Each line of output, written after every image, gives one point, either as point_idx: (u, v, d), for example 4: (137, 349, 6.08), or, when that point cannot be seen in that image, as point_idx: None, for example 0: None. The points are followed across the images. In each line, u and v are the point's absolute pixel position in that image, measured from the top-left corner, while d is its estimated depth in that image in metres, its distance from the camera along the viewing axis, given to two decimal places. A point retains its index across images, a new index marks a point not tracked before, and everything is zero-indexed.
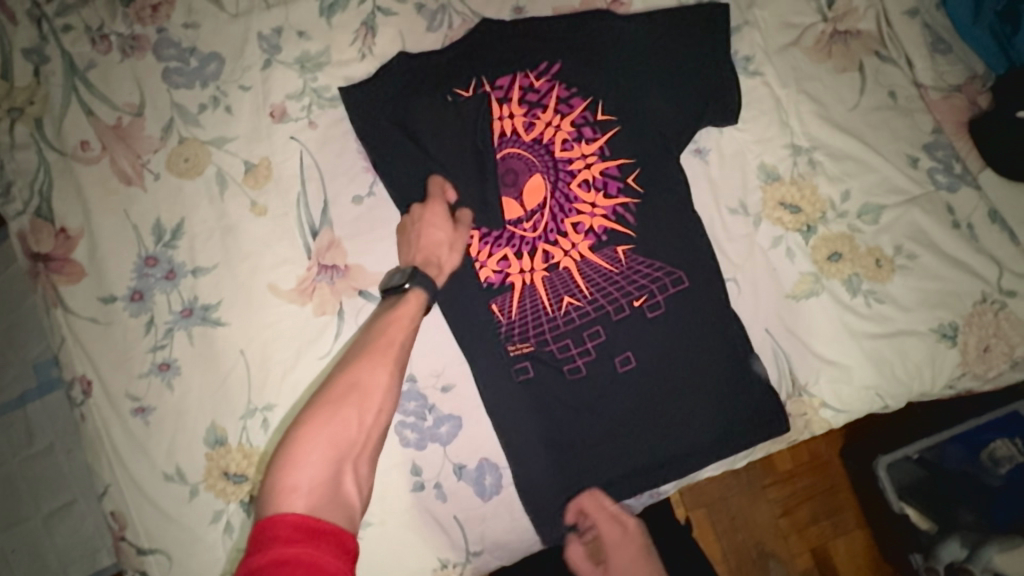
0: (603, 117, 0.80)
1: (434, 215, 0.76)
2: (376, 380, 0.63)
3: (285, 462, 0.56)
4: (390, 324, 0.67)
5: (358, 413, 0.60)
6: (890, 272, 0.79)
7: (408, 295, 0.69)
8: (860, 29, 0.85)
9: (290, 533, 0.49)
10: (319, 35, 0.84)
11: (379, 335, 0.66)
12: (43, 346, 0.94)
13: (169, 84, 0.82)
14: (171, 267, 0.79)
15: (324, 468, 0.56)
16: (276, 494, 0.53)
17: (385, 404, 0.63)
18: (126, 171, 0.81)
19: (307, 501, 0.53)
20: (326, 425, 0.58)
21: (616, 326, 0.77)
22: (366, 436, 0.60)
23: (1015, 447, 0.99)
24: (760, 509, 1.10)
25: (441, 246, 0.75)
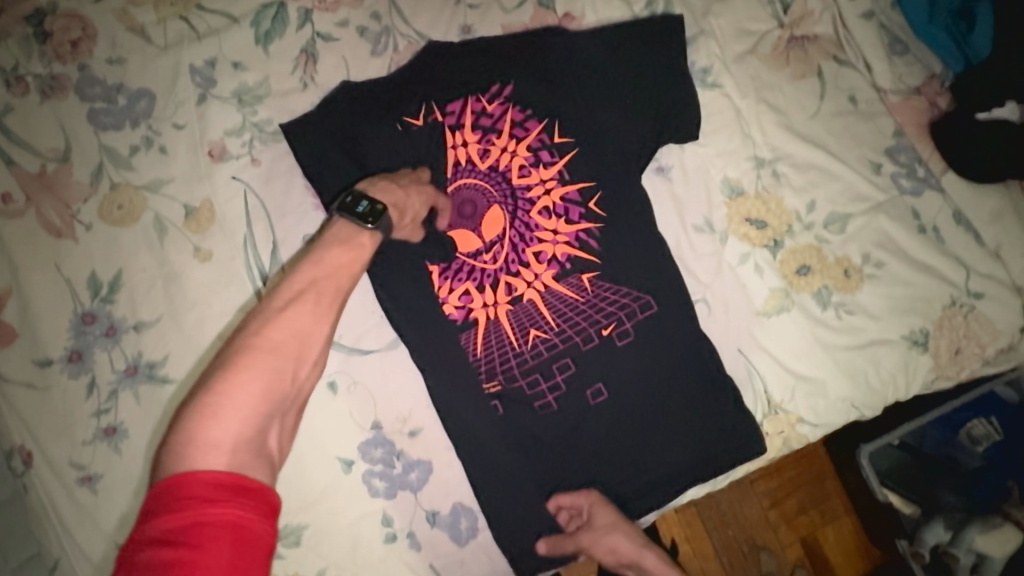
0: (560, 139, 0.77)
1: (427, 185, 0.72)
2: (315, 330, 0.54)
3: (203, 416, 0.46)
4: (334, 263, 0.58)
5: (291, 362, 0.52)
6: (859, 282, 0.78)
7: (365, 234, 0.61)
8: (817, 34, 0.83)
9: (207, 491, 0.42)
10: (256, 65, 0.80)
11: (324, 273, 0.57)
12: None
13: (95, 126, 0.77)
14: (111, 324, 0.74)
15: (250, 424, 0.47)
16: (192, 450, 0.44)
17: (322, 357, 0.55)
18: (55, 223, 0.75)
19: (231, 459, 0.45)
20: (254, 377, 0.49)
21: (586, 357, 0.75)
22: (291, 389, 0.52)
23: (991, 426, 0.98)
24: (749, 504, 1.06)
25: (414, 207, 0.70)
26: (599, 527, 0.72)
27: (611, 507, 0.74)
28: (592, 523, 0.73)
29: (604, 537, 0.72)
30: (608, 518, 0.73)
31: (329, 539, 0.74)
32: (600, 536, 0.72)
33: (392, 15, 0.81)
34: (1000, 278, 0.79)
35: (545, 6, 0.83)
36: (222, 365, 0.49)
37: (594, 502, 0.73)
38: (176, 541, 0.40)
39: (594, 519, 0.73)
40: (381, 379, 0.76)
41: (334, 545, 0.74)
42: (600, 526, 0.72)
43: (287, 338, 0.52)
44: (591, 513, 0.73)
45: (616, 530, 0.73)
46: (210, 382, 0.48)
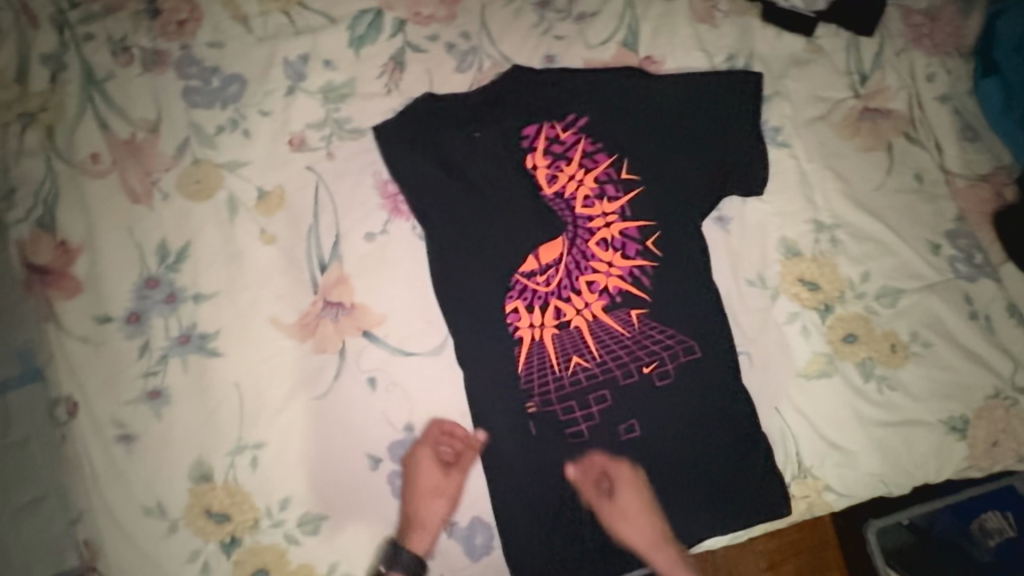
0: (627, 176, 0.79)
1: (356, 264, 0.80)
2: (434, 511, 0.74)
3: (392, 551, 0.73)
4: (415, 485, 0.74)
5: (425, 500, 0.74)
6: (905, 358, 0.78)
7: (427, 434, 0.76)
8: (891, 109, 0.84)
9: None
10: (345, 66, 0.83)
11: (414, 486, 0.75)
12: None
13: (187, 102, 0.80)
14: (172, 291, 0.77)
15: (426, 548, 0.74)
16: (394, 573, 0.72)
17: (428, 484, 0.75)
18: (135, 188, 0.78)
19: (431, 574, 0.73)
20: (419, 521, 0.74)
21: (623, 392, 0.76)
22: (427, 523, 0.74)
23: (1005, 521, 0.94)
24: (747, 562, 1.04)
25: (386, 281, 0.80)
26: (616, 501, 0.73)
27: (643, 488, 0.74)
28: (613, 499, 0.73)
29: (618, 510, 0.73)
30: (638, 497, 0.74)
31: (345, 535, 0.74)
32: (612, 511, 0.73)
33: (481, 36, 0.84)
34: None
35: (629, 46, 0.85)
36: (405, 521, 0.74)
37: (619, 479, 0.74)
38: None
39: (617, 492, 0.74)
40: (421, 382, 0.77)
41: (351, 541, 0.74)
42: (617, 502, 0.73)
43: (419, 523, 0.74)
44: (612, 487, 0.74)
45: (632, 514, 0.73)
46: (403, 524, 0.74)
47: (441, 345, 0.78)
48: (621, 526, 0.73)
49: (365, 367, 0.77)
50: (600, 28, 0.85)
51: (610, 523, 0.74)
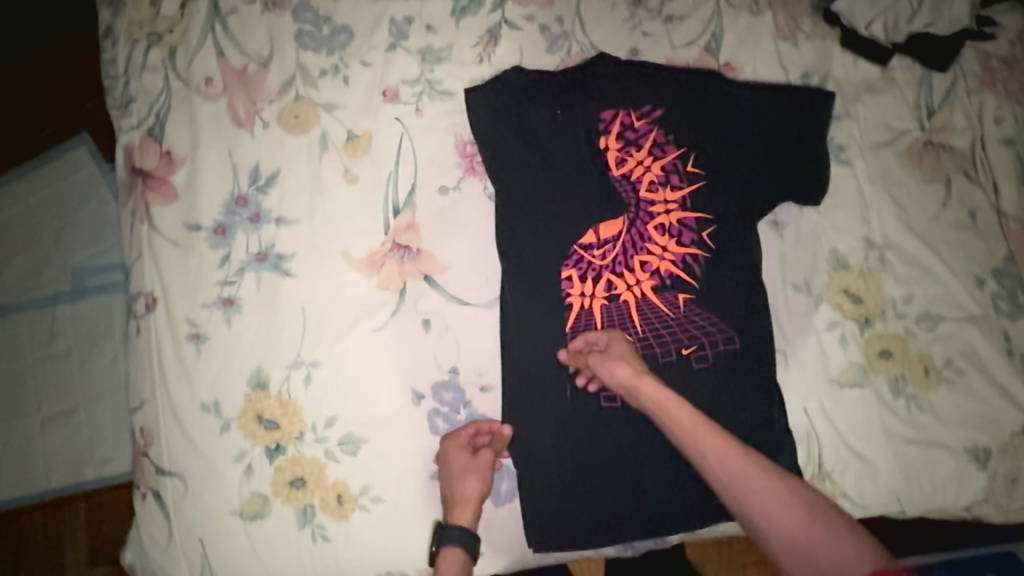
0: (692, 169, 0.83)
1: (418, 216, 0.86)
2: (471, 487, 0.76)
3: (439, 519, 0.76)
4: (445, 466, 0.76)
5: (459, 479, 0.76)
6: (937, 382, 0.80)
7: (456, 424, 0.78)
8: (955, 145, 0.87)
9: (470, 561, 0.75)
10: (445, 32, 0.89)
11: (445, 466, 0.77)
12: (86, 255, 1.20)
13: (298, 44, 0.87)
14: (258, 212, 0.83)
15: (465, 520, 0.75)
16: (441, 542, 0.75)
17: (456, 467, 0.76)
18: (240, 114, 0.85)
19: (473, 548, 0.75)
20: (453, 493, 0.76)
21: (660, 369, 0.79)
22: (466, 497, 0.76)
23: None
24: None
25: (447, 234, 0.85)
26: (611, 353, 0.76)
27: (627, 343, 0.78)
28: (605, 352, 0.77)
29: (610, 361, 0.75)
30: (624, 350, 0.76)
31: (381, 460, 0.78)
32: (605, 360, 0.75)
33: (574, 23, 0.90)
34: None
35: (711, 52, 0.90)
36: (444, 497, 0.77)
37: (615, 340, 0.77)
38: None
39: (608, 347, 0.77)
40: (471, 331, 0.82)
41: (386, 467, 0.78)
42: (611, 353, 0.76)
43: (461, 502, 0.76)
44: (608, 347, 0.77)
45: (629, 358, 0.76)
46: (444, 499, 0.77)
47: (492, 301, 0.83)
48: (620, 367, 0.74)
49: (422, 309, 0.82)
50: (687, 31, 0.90)
51: (604, 373, 0.75)
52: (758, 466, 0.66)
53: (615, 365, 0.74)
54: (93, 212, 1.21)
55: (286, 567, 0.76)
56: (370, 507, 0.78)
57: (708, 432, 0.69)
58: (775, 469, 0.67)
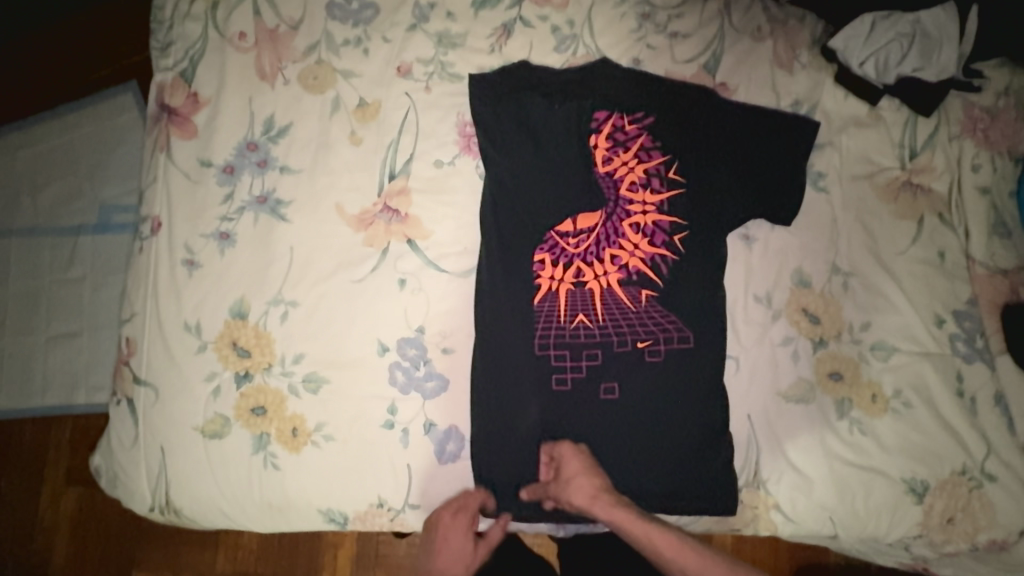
0: (673, 176, 0.88)
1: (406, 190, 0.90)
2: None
3: None
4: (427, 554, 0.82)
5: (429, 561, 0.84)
6: (882, 410, 0.82)
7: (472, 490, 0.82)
8: (932, 188, 0.90)
9: None
10: (463, 20, 0.96)
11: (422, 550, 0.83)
12: (113, 195, 1.29)
13: (328, 14, 0.94)
14: (265, 158, 0.90)
15: None
16: None
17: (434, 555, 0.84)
18: (264, 69, 0.92)
19: None
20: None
21: (614, 357, 0.83)
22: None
23: None
24: None
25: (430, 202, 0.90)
26: (565, 478, 0.79)
27: (580, 459, 0.80)
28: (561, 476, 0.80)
29: (569, 486, 0.78)
30: (578, 470, 0.79)
31: (339, 400, 0.83)
32: (566, 486, 0.78)
33: (584, 27, 0.96)
34: (1018, 472, 0.81)
35: (709, 70, 0.94)
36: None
37: (575, 465, 0.79)
38: None
39: (563, 469, 0.80)
40: (442, 295, 0.87)
41: (342, 408, 0.83)
42: (567, 477, 0.79)
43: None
44: (568, 465, 0.80)
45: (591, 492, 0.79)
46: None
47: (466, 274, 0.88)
48: (575, 494, 0.79)
49: (400, 269, 0.87)
50: (689, 47, 0.95)
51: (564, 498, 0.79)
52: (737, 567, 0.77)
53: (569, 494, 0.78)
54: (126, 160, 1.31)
55: (235, 486, 0.81)
56: (320, 444, 0.82)
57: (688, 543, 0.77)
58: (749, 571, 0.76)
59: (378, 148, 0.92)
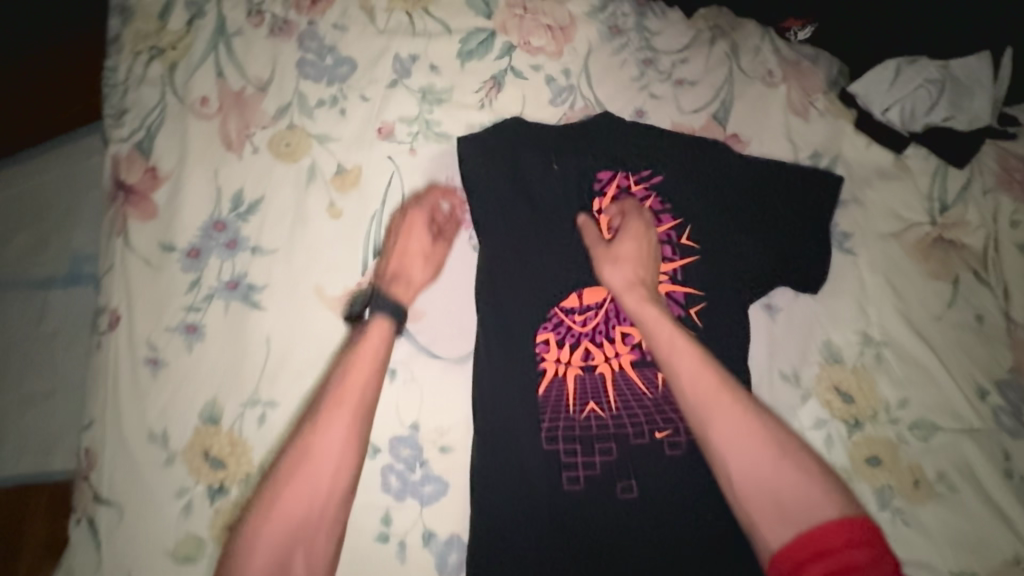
0: (686, 242, 0.80)
1: (412, 226, 0.81)
2: (328, 450, 0.65)
3: (280, 485, 0.64)
4: (351, 369, 0.71)
5: (315, 485, 0.64)
6: (926, 496, 0.75)
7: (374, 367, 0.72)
8: (965, 243, 0.83)
9: None
10: (449, 73, 0.87)
11: (347, 376, 0.71)
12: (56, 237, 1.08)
13: (299, 72, 0.86)
14: (235, 238, 0.81)
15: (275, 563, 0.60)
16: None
17: (344, 457, 0.66)
18: (230, 136, 0.83)
19: None
20: (293, 477, 0.64)
21: (630, 450, 0.75)
22: (283, 558, 0.61)
23: None
24: None
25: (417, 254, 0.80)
26: (619, 249, 0.78)
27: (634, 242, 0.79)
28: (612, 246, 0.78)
29: (627, 244, 0.78)
30: (632, 241, 0.79)
31: None
32: (619, 258, 0.78)
33: (582, 77, 0.87)
34: None
35: (719, 120, 0.86)
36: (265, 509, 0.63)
37: (625, 248, 0.78)
38: None
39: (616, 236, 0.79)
40: (438, 387, 0.78)
41: None
42: (624, 246, 0.78)
43: (252, 552, 0.61)
44: (594, 275, 0.79)
45: (624, 259, 0.77)
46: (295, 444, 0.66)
47: (450, 182, 0.85)
48: (619, 281, 0.77)
49: (390, 358, 0.79)
50: (696, 96, 0.87)
51: (607, 262, 0.78)
52: (773, 450, 0.68)
53: (605, 269, 0.78)
54: (83, 187, 1.11)
55: None
56: None
57: (723, 410, 0.70)
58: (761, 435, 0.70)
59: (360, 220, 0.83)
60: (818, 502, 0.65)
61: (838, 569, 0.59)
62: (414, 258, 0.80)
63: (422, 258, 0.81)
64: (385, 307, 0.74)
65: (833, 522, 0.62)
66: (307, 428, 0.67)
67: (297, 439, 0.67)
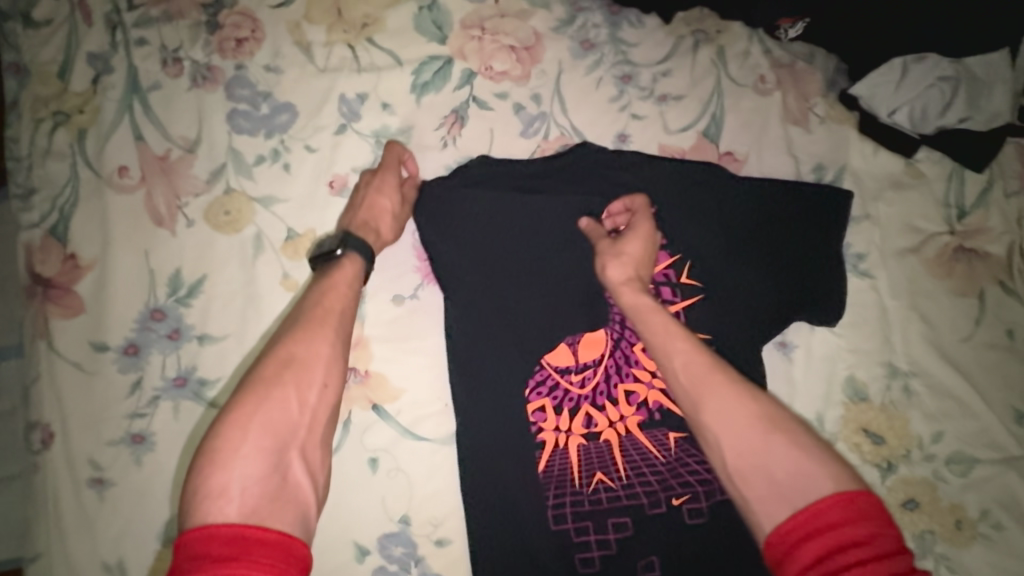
0: (687, 280, 0.71)
1: (382, 181, 0.72)
2: (315, 353, 0.58)
3: (212, 461, 0.50)
4: (328, 292, 0.62)
5: (287, 412, 0.54)
6: (970, 538, 0.68)
7: (342, 262, 0.65)
8: (989, 252, 0.75)
9: (254, 537, 0.46)
10: (404, 112, 0.77)
11: (324, 298, 0.62)
12: None
13: (231, 126, 0.74)
14: (177, 327, 0.70)
15: (265, 463, 0.51)
16: (203, 500, 0.48)
17: (329, 380, 0.58)
18: (159, 210, 0.72)
19: (239, 507, 0.48)
20: (260, 411, 0.53)
21: (647, 524, 0.67)
22: (275, 470, 0.51)
23: None
24: None
25: (386, 224, 0.71)
26: (630, 234, 0.69)
27: (645, 225, 0.69)
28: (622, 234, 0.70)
29: (638, 229, 0.69)
30: (643, 229, 0.69)
31: None
32: (621, 243, 0.68)
33: (554, 102, 0.78)
34: None
35: (710, 137, 0.78)
36: (238, 404, 0.53)
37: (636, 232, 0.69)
38: None
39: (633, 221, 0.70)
40: (426, 473, 0.70)
41: None
42: (639, 228, 0.69)
43: (223, 491, 0.48)
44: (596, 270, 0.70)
45: (627, 255, 0.67)
46: (222, 425, 0.52)
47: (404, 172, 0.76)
48: (615, 267, 0.67)
49: (369, 446, 0.70)
50: (682, 113, 0.78)
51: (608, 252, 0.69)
52: (762, 424, 0.55)
53: (607, 262, 0.68)
54: None
55: None
56: None
57: (710, 383, 0.58)
58: (763, 414, 0.56)
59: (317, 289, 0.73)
60: (820, 475, 0.52)
61: (836, 547, 0.47)
62: (379, 216, 0.71)
63: (390, 217, 0.71)
64: (355, 244, 0.66)
65: (832, 501, 0.49)
66: (289, 335, 0.59)
67: (269, 354, 0.57)
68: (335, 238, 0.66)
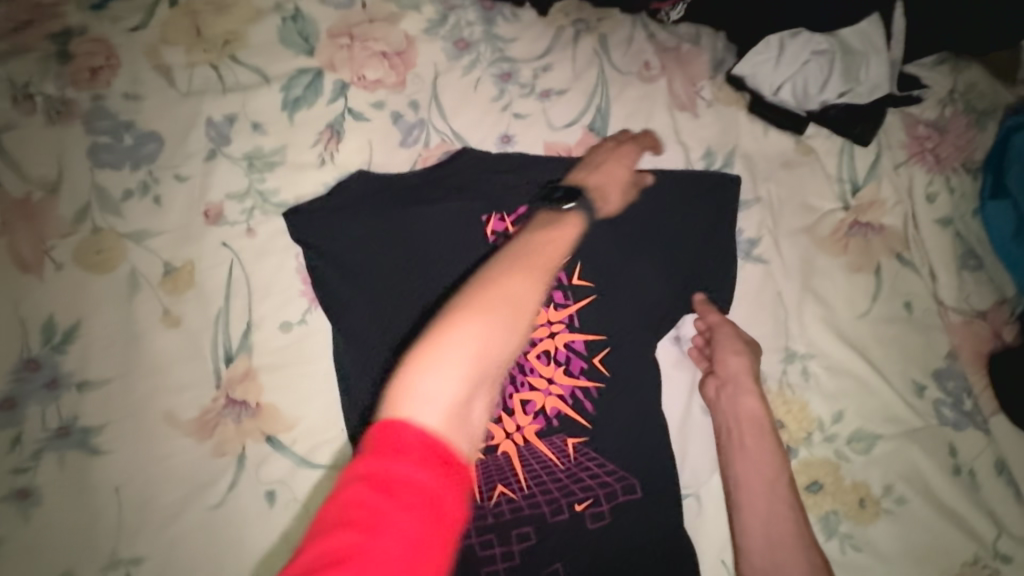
0: (579, 281, 0.69)
1: (626, 151, 0.71)
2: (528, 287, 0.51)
3: (422, 359, 0.43)
4: (552, 245, 0.56)
5: (500, 346, 0.46)
6: (875, 515, 0.68)
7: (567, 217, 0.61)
8: (884, 225, 0.75)
9: (423, 455, 0.39)
10: (277, 131, 0.74)
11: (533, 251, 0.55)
12: None
13: (94, 162, 0.71)
14: (54, 376, 0.67)
15: (469, 388, 0.43)
16: (404, 397, 0.42)
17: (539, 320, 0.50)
18: (23, 256, 0.69)
19: (443, 421, 0.41)
20: (474, 327, 0.45)
21: (552, 533, 0.63)
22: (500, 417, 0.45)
23: None
24: None
25: (614, 184, 0.68)
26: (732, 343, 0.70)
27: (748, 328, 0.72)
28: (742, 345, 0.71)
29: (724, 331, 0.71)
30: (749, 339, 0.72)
31: None
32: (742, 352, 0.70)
33: (431, 107, 0.75)
34: None
35: (596, 131, 0.75)
36: (454, 321, 0.45)
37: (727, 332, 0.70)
38: (359, 508, 0.37)
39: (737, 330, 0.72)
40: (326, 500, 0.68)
41: None
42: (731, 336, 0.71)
43: (429, 398, 0.41)
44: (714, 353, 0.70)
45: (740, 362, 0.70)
46: (460, 321, 0.46)
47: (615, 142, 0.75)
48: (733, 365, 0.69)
49: (266, 479, 0.68)
50: (565, 109, 0.76)
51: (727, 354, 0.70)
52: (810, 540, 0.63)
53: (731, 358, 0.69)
54: None
55: None
56: None
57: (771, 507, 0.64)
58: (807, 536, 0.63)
59: (207, 325, 0.71)
60: None
61: None
62: (612, 186, 0.68)
63: (617, 193, 0.68)
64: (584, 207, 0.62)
65: None
66: (506, 266, 0.52)
67: (484, 281, 0.50)
68: (571, 188, 0.64)
